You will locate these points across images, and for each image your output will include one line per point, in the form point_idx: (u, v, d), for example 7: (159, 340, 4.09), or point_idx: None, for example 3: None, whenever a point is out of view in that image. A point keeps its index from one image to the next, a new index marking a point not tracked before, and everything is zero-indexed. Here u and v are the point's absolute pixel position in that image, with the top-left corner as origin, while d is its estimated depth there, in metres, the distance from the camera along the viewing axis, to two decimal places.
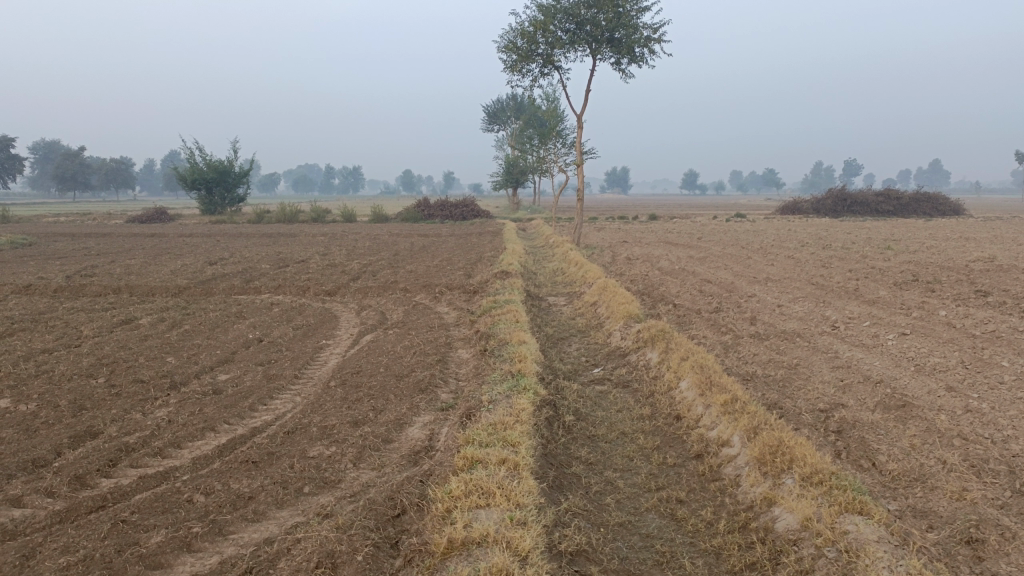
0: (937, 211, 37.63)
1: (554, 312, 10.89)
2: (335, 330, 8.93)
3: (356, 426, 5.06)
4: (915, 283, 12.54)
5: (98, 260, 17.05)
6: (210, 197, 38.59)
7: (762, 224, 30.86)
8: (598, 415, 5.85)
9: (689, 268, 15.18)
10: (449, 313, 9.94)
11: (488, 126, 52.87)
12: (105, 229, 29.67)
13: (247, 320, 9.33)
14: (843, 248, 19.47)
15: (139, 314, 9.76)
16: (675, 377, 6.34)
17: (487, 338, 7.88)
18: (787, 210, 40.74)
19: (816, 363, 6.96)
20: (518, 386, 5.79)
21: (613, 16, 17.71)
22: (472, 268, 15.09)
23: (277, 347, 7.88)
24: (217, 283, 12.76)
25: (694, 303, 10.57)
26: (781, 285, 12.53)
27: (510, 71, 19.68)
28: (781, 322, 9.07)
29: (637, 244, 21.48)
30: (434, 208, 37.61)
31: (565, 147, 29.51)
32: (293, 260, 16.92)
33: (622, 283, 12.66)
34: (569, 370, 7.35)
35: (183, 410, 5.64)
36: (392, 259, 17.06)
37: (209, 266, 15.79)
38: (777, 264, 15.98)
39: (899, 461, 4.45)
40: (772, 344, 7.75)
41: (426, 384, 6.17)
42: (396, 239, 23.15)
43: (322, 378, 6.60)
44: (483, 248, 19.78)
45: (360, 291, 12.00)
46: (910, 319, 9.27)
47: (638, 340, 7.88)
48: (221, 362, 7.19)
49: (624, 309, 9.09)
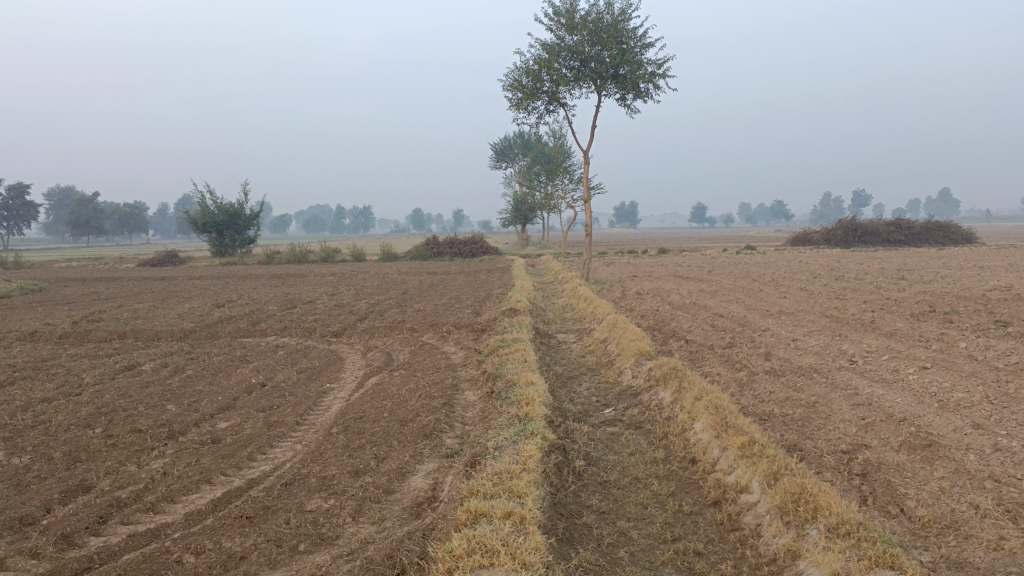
0: (949, 240, 37.27)
1: (563, 350, 10.69)
2: (340, 373, 8.76)
3: (357, 476, 4.87)
4: (932, 313, 12.26)
5: (106, 305, 17.04)
6: (221, 239, 38.80)
7: (773, 255, 30.65)
8: (610, 459, 5.62)
9: (701, 302, 14.97)
10: (456, 353, 9.76)
11: (496, 164, 53.21)
12: (115, 273, 29.82)
13: (251, 364, 9.19)
14: (856, 279, 19.18)
15: (142, 360, 9.63)
16: (690, 418, 6.11)
17: (495, 379, 7.68)
18: (798, 241, 40.53)
19: (836, 401, 6.71)
20: (526, 430, 5.58)
21: (617, 52, 17.78)
22: (480, 306, 14.94)
23: (280, 392, 7.71)
24: (223, 326, 12.66)
25: (706, 339, 10.35)
26: (795, 319, 12.29)
27: (516, 108, 19.76)
28: (796, 357, 8.83)
29: (647, 279, 21.29)
30: (444, 245, 37.63)
31: (573, 182, 29.54)
32: (300, 301, 16.84)
33: (632, 319, 12.47)
34: (579, 411, 7.13)
35: (179, 461, 5.47)
36: (400, 298, 16.96)
37: (216, 308, 15.72)
38: (790, 297, 15.72)
39: (929, 506, 4.20)
40: (788, 381, 7.51)
41: (430, 429, 5.97)
42: (405, 278, 23.07)
43: (325, 424, 6.42)
44: (492, 285, 19.66)
45: (366, 331, 11.84)
46: (929, 352, 9.00)
47: (650, 379, 7.66)
48: (221, 408, 7.02)
49: (635, 346, 8.89)
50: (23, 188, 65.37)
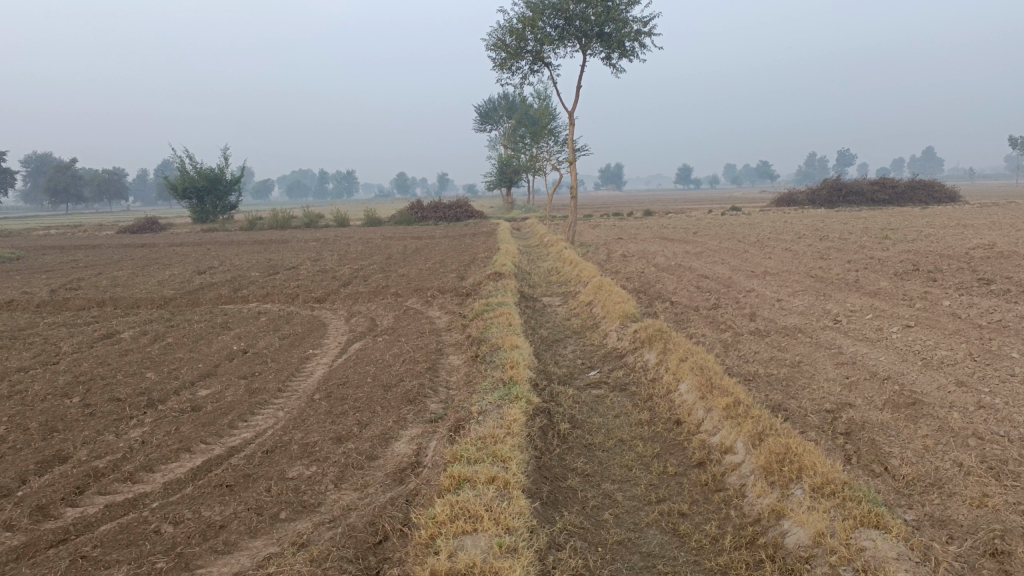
0: (933, 199, 37.40)
1: (548, 313, 10.62)
2: (323, 338, 8.67)
3: (339, 442, 4.81)
4: (916, 272, 12.30)
5: (84, 273, 16.78)
6: (202, 205, 38.27)
7: (758, 216, 30.63)
8: (595, 422, 5.59)
9: (686, 264, 14.93)
10: (440, 317, 9.69)
11: (480, 126, 52.65)
12: (95, 240, 29.39)
13: (233, 331, 9.06)
14: (840, 238, 19.20)
15: (121, 328, 9.48)
16: (675, 379, 6.08)
17: (479, 343, 7.61)
18: (783, 202, 40.54)
19: (820, 360, 6.71)
20: (511, 394, 5.53)
21: (601, 10, 17.46)
22: (465, 270, 14.83)
23: (262, 358, 7.62)
24: (205, 293, 12.49)
25: (691, 300, 10.32)
26: (780, 279, 12.28)
27: (499, 68, 19.43)
28: (781, 317, 8.82)
29: (633, 241, 21.23)
30: (428, 209, 37.32)
31: (558, 144, 29.26)
32: (283, 267, 16.65)
33: (618, 281, 12.42)
34: (564, 374, 7.10)
35: (158, 430, 5.39)
36: (384, 262, 16.83)
37: (197, 275, 15.51)
38: (775, 257, 15.72)
39: (912, 465, 4.20)
40: (773, 341, 7.50)
41: (414, 394, 5.90)
42: (390, 243, 22.87)
43: (307, 390, 6.34)
44: (477, 249, 19.54)
45: (350, 297, 11.72)
46: (913, 310, 9.02)
47: (636, 341, 7.63)
48: (202, 376, 6.93)
49: (620, 308, 8.85)
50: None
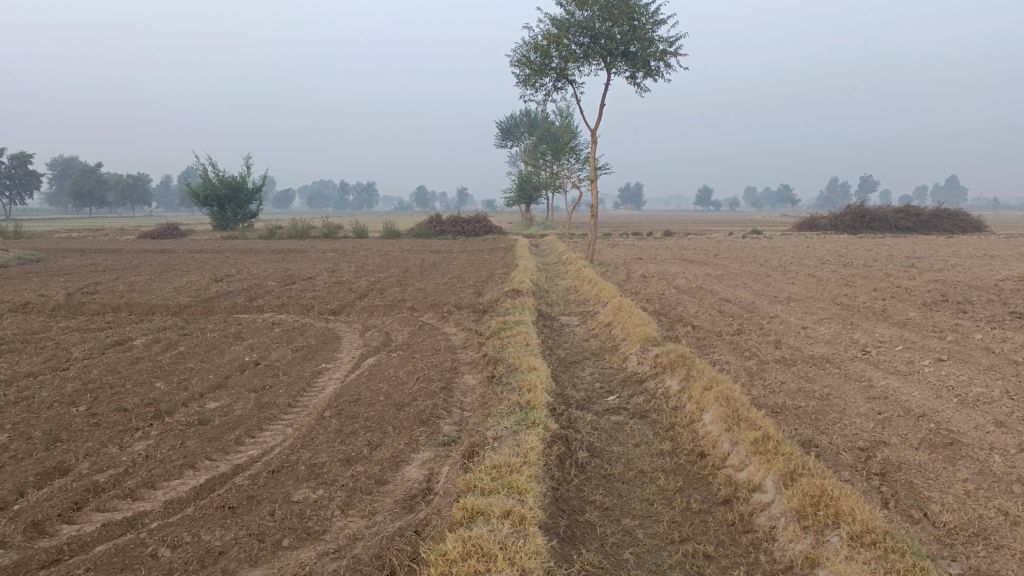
0: (958, 228, 36.84)
1: (566, 334, 10.40)
2: (336, 352, 8.50)
3: (348, 464, 4.62)
4: (945, 303, 11.97)
5: (102, 277, 16.77)
6: (223, 212, 38.44)
7: (779, 240, 30.28)
8: (614, 451, 5.37)
9: (707, 287, 14.68)
10: (456, 334, 9.50)
11: (501, 142, 52.73)
12: (116, 244, 29.59)
13: (245, 341, 8.92)
14: (865, 266, 18.86)
15: (134, 335, 9.37)
16: (698, 408, 5.85)
17: (495, 363, 7.41)
18: (804, 227, 40.15)
19: (850, 393, 6.44)
20: (527, 420, 5.32)
21: (628, 29, 17.33)
22: (482, 286, 14.65)
23: (274, 371, 7.46)
24: (220, 301, 12.39)
25: (713, 325, 10.07)
26: (804, 306, 11.99)
27: (523, 85, 19.34)
28: (807, 346, 8.54)
29: (652, 262, 20.97)
30: (446, 223, 37.26)
31: (579, 162, 29.11)
32: (300, 277, 16.55)
33: (637, 303, 12.19)
34: (582, 398, 6.87)
35: (163, 444, 5.23)
36: (401, 276, 16.70)
37: (214, 282, 15.45)
38: (799, 283, 15.42)
39: (954, 512, 3.94)
40: (799, 371, 7.23)
41: (427, 415, 5.71)
42: (407, 256, 22.75)
43: (318, 407, 6.16)
44: (495, 265, 19.38)
45: (365, 309, 11.57)
46: (944, 343, 8.71)
47: (657, 366, 7.39)
48: (211, 387, 6.77)
49: (641, 331, 8.61)
50: (25, 157, 64.99)
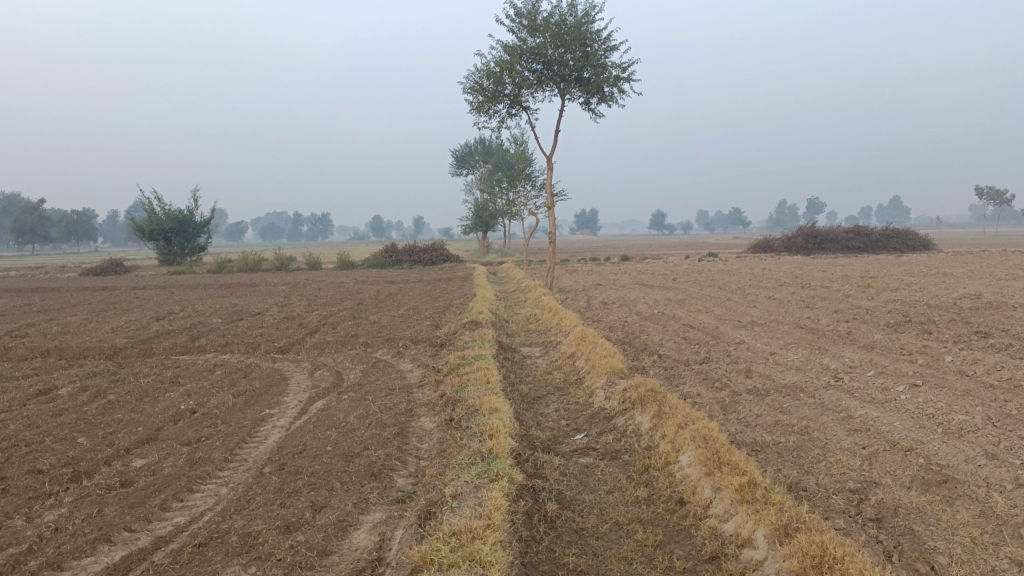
0: (907, 246, 37.53)
1: (528, 366, 9.95)
2: (282, 396, 7.89)
3: (287, 532, 4.07)
4: (908, 324, 11.85)
5: (35, 318, 15.80)
6: (169, 247, 37.22)
7: (735, 262, 30.43)
8: (585, 500, 4.90)
9: (670, 313, 14.40)
10: (412, 372, 8.98)
11: (457, 170, 52.59)
12: (55, 283, 28.32)
13: (182, 387, 8.24)
14: (822, 286, 18.85)
15: (60, 383, 8.61)
16: (674, 449, 5.43)
17: (454, 404, 6.88)
18: (759, 248, 40.57)
19: (829, 426, 6.07)
20: (490, 471, 4.83)
21: (580, 55, 17.20)
22: (439, 317, 14.16)
23: (212, 420, 6.83)
24: (159, 342, 11.65)
25: (680, 353, 9.70)
26: (769, 330, 11.76)
27: (476, 112, 19.05)
28: (779, 374, 8.21)
29: (612, 287, 20.71)
30: (402, 253, 36.63)
31: (536, 189, 28.92)
32: (248, 313, 15.80)
33: (600, 332, 11.82)
34: (548, 439, 6.41)
35: (77, 512, 4.59)
36: (354, 309, 16.10)
37: (155, 321, 14.65)
38: (760, 305, 15.27)
39: (965, 564, 3.57)
40: (774, 403, 6.86)
41: (379, 468, 5.17)
42: (361, 287, 22.11)
43: (257, 460, 5.58)
44: (452, 295, 18.90)
45: (316, 347, 10.97)
46: (915, 367, 8.47)
47: (625, 401, 6.96)
48: (141, 442, 6.13)
49: (607, 363, 8.21)
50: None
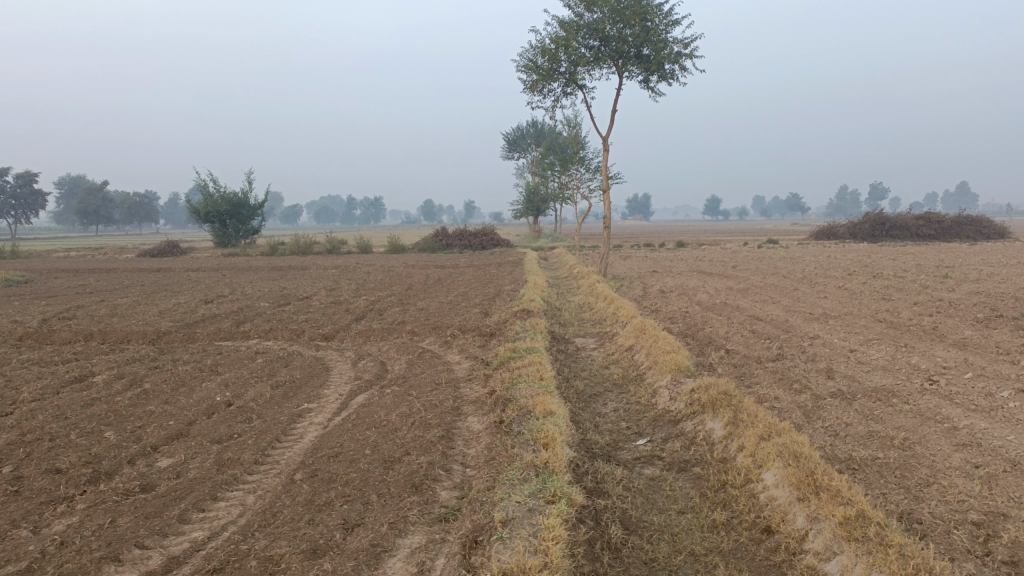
0: (981, 235, 35.54)
1: (583, 359, 9.32)
2: (322, 388, 7.42)
3: (313, 558, 3.53)
4: (1000, 319, 10.80)
5: (87, 299, 15.82)
6: (224, 229, 37.55)
7: (797, 250, 29.14)
8: (653, 522, 4.26)
9: (733, 303, 13.56)
10: (460, 364, 8.43)
11: (509, 153, 52.02)
12: (112, 263, 28.74)
13: (220, 376, 7.85)
14: (895, 277, 17.65)
15: (99, 369, 8.32)
16: (756, 465, 4.75)
17: (505, 403, 6.30)
18: (821, 234, 39.00)
19: (932, 439, 5.28)
20: (546, 491, 4.23)
21: (640, 30, 16.32)
22: (490, 305, 13.60)
23: (246, 414, 6.38)
24: (204, 326, 11.37)
25: (749, 349, 8.94)
26: (845, 323, 10.87)
27: (530, 91, 18.36)
28: (863, 374, 7.39)
29: (669, 275, 19.88)
30: (453, 237, 36.21)
31: (589, 171, 28.10)
32: (295, 297, 15.50)
33: (660, 323, 11.10)
34: (607, 445, 5.77)
35: (88, 523, 4.14)
36: (403, 294, 15.67)
37: (202, 304, 14.45)
38: (830, 296, 14.30)
39: None
40: (864, 410, 6.08)
41: (421, 478, 4.63)
42: (410, 272, 21.78)
43: (290, 464, 5.09)
44: (503, 281, 18.33)
45: (361, 334, 10.53)
46: (1019, 369, 7.54)
47: (693, 404, 6.28)
48: (169, 440, 5.70)
49: (672, 359, 7.51)
50: (31, 177, 64.91)
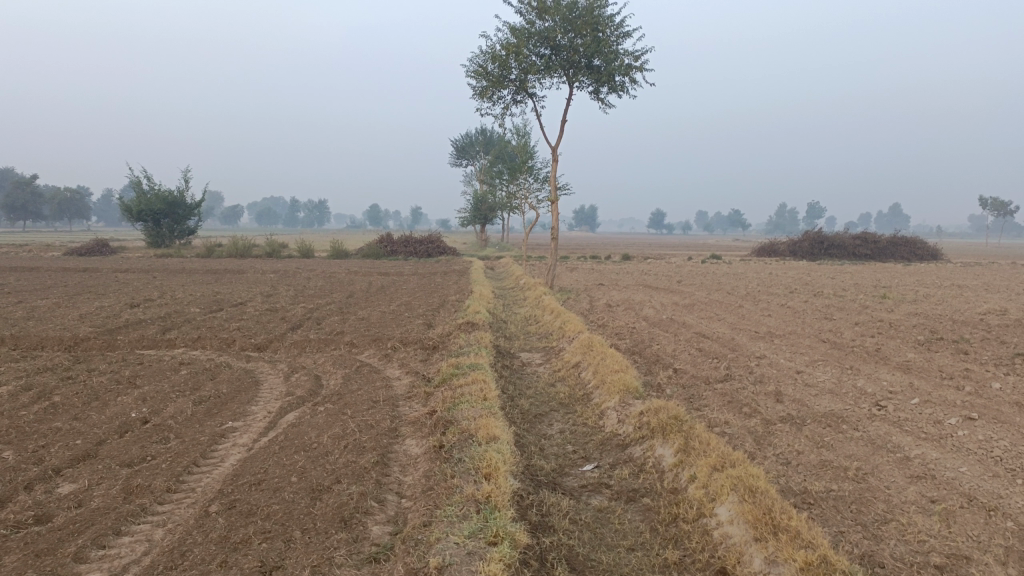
0: (914, 255, 36.62)
1: (528, 376, 9.02)
2: (249, 404, 6.94)
3: None
4: (940, 342, 10.90)
5: (1, 300, 14.82)
6: (158, 228, 36.18)
7: (739, 266, 29.50)
8: (602, 561, 3.97)
9: (679, 319, 13.45)
10: (399, 380, 8.04)
11: (458, 160, 51.63)
12: (36, 261, 27.25)
13: (138, 390, 7.27)
14: (836, 295, 17.87)
15: (4, 378, 7.64)
16: (709, 498, 4.51)
17: (446, 426, 5.95)
18: (763, 251, 39.71)
19: (886, 470, 5.13)
20: (487, 531, 3.90)
21: (591, 41, 16.19)
22: (433, 316, 13.21)
23: (164, 433, 5.87)
24: (127, 333, 10.67)
25: (697, 368, 8.77)
26: (790, 343, 10.82)
27: (479, 98, 18.07)
28: (811, 398, 7.26)
29: (615, 288, 19.79)
30: (398, 244, 35.62)
31: (538, 182, 27.94)
32: (229, 303, 14.81)
33: (606, 339, 10.89)
34: (552, 471, 5.47)
35: None
36: (344, 302, 15.14)
37: (128, 308, 13.66)
38: (774, 314, 14.33)
39: None
40: (815, 437, 5.92)
41: (351, 510, 4.24)
42: (352, 279, 21.19)
43: (208, 492, 4.63)
44: (448, 291, 17.94)
45: (296, 344, 10.03)
46: (963, 394, 7.52)
47: (642, 429, 6.03)
48: (74, 462, 5.16)
49: (620, 379, 7.26)
50: None
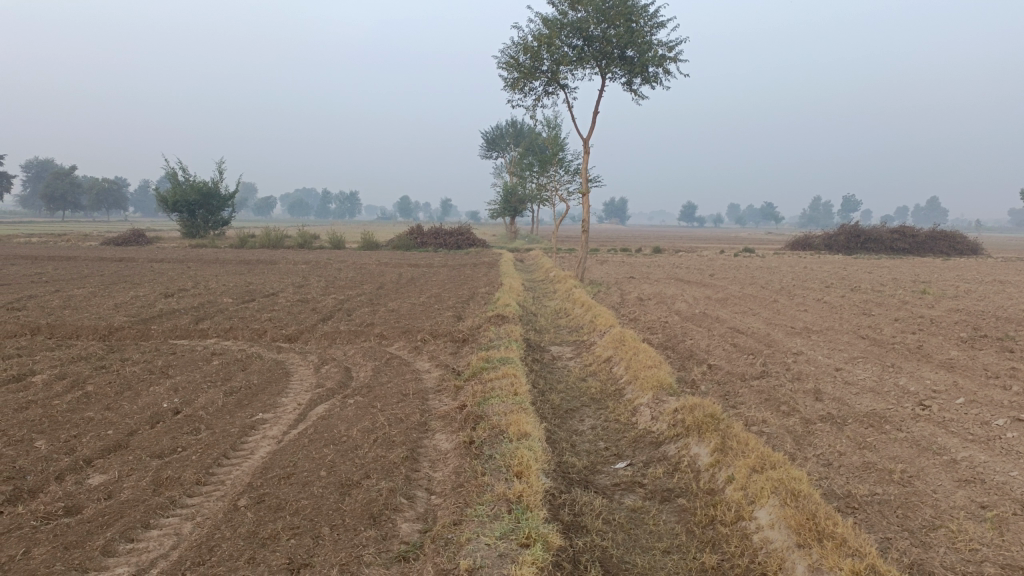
0: (954, 249, 35.75)
1: (558, 370, 8.91)
2: (279, 396, 6.92)
3: None
4: (984, 339, 10.56)
5: (39, 289, 15.07)
6: (193, 219, 36.69)
7: (773, 260, 29.04)
8: (637, 564, 3.85)
9: (713, 313, 13.21)
10: (429, 372, 7.97)
11: (488, 152, 51.52)
12: (74, 251, 27.72)
13: (170, 380, 7.29)
14: (874, 290, 17.46)
15: (40, 367, 7.72)
16: (748, 500, 4.37)
17: (476, 421, 5.85)
18: (797, 244, 39.05)
19: (932, 473, 4.93)
20: (519, 532, 3.80)
21: (625, 31, 15.95)
22: (463, 308, 13.16)
23: (194, 424, 5.86)
24: (160, 323, 10.75)
25: (732, 364, 8.59)
26: (828, 339, 10.55)
27: (511, 89, 17.93)
28: (851, 397, 7.05)
29: (646, 281, 19.57)
30: (427, 235, 35.65)
31: (568, 173, 27.74)
32: (261, 293, 14.89)
33: (638, 333, 10.73)
34: (584, 468, 5.35)
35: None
36: (374, 294, 15.14)
37: (162, 298, 13.80)
38: (810, 309, 14.03)
39: None
40: (857, 437, 5.72)
41: (380, 507, 4.17)
42: (382, 270, 21.23)
43: (237, 485, 4.60)
44: (477, 283, 17.88)
45: (327, 336, 10.01)
46: (1011, 394, 7.25)
47: (677, 426, 5.89)
48: (105, 452, 5.16)
49: (653, 375, 7.11)
50: None
